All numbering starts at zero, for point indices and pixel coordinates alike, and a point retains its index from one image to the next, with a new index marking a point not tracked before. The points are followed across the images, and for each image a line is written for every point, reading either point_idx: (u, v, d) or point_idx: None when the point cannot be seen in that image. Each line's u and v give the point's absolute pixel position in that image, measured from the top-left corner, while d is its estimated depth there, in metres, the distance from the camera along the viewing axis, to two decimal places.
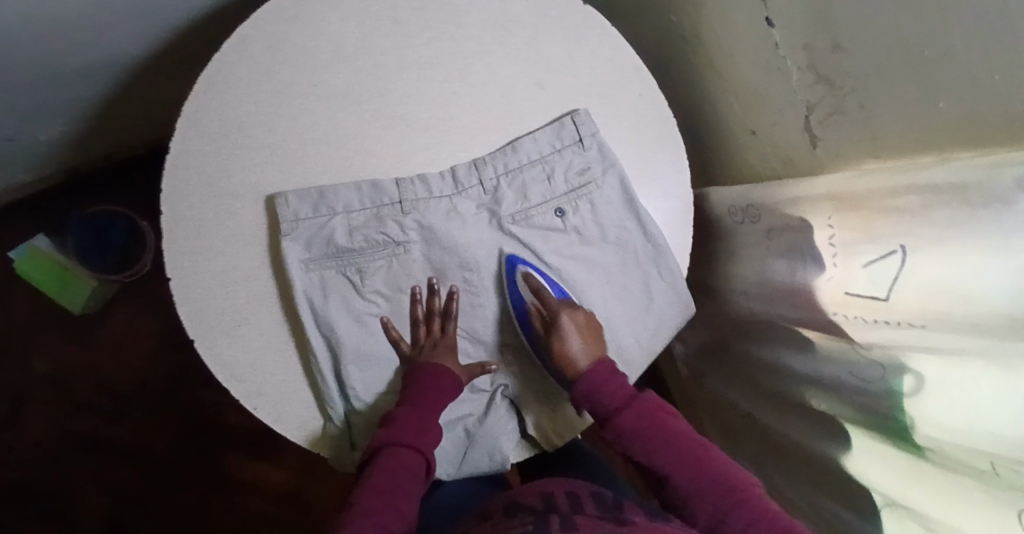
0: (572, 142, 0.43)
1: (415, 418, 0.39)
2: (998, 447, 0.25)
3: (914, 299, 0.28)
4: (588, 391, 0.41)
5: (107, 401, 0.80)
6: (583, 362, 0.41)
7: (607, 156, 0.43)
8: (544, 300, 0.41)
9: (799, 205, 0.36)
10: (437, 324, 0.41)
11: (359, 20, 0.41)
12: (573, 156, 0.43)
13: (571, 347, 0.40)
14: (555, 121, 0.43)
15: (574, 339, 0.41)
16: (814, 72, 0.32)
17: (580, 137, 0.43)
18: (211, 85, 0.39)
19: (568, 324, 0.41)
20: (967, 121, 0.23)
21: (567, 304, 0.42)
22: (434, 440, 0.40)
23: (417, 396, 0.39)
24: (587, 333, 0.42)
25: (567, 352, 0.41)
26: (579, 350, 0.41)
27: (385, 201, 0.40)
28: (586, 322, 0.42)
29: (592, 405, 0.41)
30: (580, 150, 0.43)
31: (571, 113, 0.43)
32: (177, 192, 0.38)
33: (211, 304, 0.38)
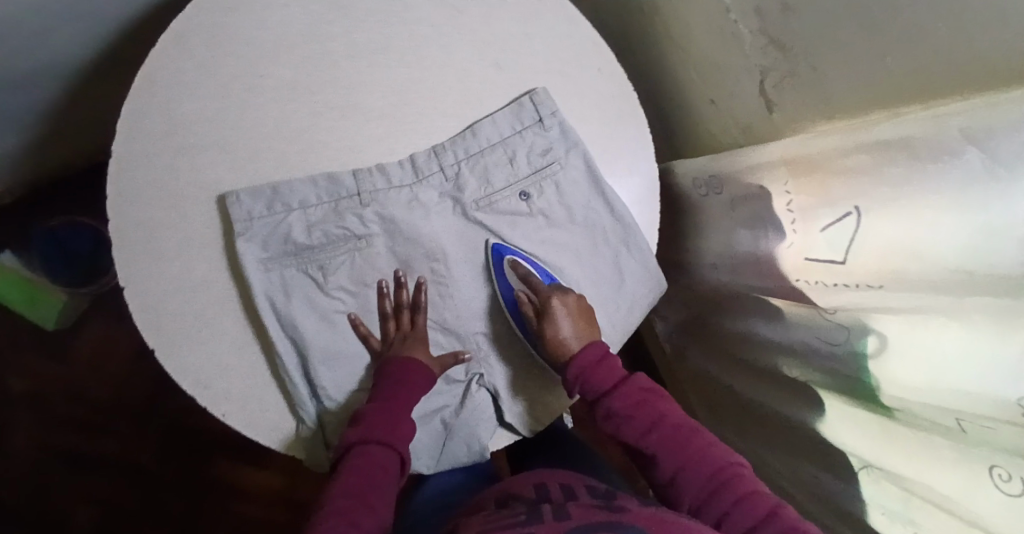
0: (532, 123, 0.42)
1: (383, 413, 0.38)
2: (964, 403, 0.25)
3: (873, 259, 0.28)
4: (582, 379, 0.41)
5: (89, 417, 0.79)
6: (575, 344, 0.41)
7: (569, 135, 0.42)
8: (534, 287, 0.41)
9: (757, 173, 0.35)
10: (406, 316, 0.40)
11: (303, 6, 0.40)
12: (534, 137, 0.42)
13: (562, 330, 0.40)
14: (514, 101, 0.42)
15: (566, 324, 0.41)
16: (766, 35, 0.31)
17: (540, 117, 0.42)
18: (154, 83, 0.38)
19: (559, 308, 0.41)
20: (914, 74, 0.23)
21: (558, 289, 0.41)
22: (407, 434, 0.39)
23: (387, 392, 0.39)
24: (580, 317, 0.42)
25: (555, 333, 0.40)
26: (568, 330, 0.41)
27: (343, 194, 0.39)
28: (580, 308, 0.42)
29: (618, 426, 0.41)
30: (541, 130, 0.42)
31: (529, 92, 0.42)
32: (127, 197, 0.37)
33: (170, 310, 0.37)
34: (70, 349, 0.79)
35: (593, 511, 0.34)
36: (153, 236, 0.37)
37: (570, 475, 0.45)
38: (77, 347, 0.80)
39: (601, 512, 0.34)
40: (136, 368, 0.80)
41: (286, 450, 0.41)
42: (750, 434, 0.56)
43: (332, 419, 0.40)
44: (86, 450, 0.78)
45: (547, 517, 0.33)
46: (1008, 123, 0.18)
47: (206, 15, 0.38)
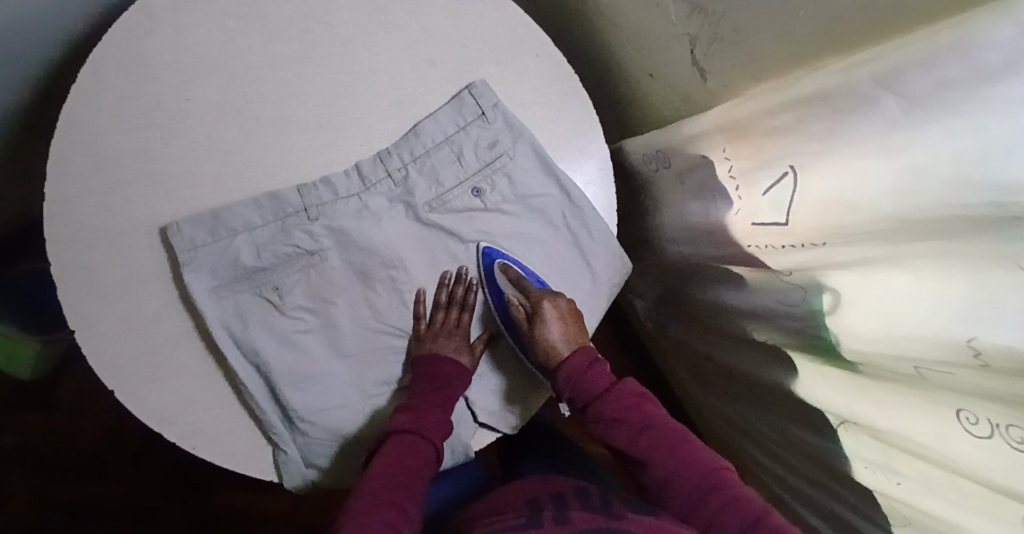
0: (475, 117, 0.41)
1: (425, 406, 0.39)
2: (917, 351, 0.25)
3: (813, 216, 0.28)
4: (568, 376, 0.42)
5: (81, 464, 0.77)
6: (565, 350, 0.42)
7: (513, 125, 0.41)
8: (526, 292, 0.42)
9: (697, 142, 0.35)
10: (454, 313, 0.41)
11: (222, 22, 0.39)
12: (479, 130, 0.41)
13: (552, 335, 0.41)
14: (453, 97, 0.41)
15: (556, 329, 0.41)
16: (688, 2, 0.30)
17: (482, 109, 0.41)
18: (77, 120, 0.37)
19: (550, 312, 0.41)
20: (827, 27, 0.23)
21: (548, 293, 0.42)
22: (442, 430, 0.40)
23: (427, 388, 0.40)
24: (569, 322, 0.42)
25: (547, 339, 0.41)
26: (561, 337, 0.41)
27: (289, 211, 0.38)
28: (569, 311, 0.42)
29: (572, 390, 0.42)
30: (485, 123, 0.41)
31: (468, 86, 0.41)
32: (64, 242, 0.36)
33: (124, 350, 0.36)
34: (52, 402, 0.77)
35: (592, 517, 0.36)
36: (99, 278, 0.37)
37: (564, 484, 0.47)
38: (57, 398, 0.78)
39: (600, 518, 0.36)
40: (122, 410, 0.79)
41: (267, 476, 0.40)
42: (736, 401, 0.56)
43: (310, 440, 0.39)
44: (80, 502, 0.77)
45: (548, 524, 0.36)
46: (916, 64, 0.18)
47: (123, 44, 0.37)
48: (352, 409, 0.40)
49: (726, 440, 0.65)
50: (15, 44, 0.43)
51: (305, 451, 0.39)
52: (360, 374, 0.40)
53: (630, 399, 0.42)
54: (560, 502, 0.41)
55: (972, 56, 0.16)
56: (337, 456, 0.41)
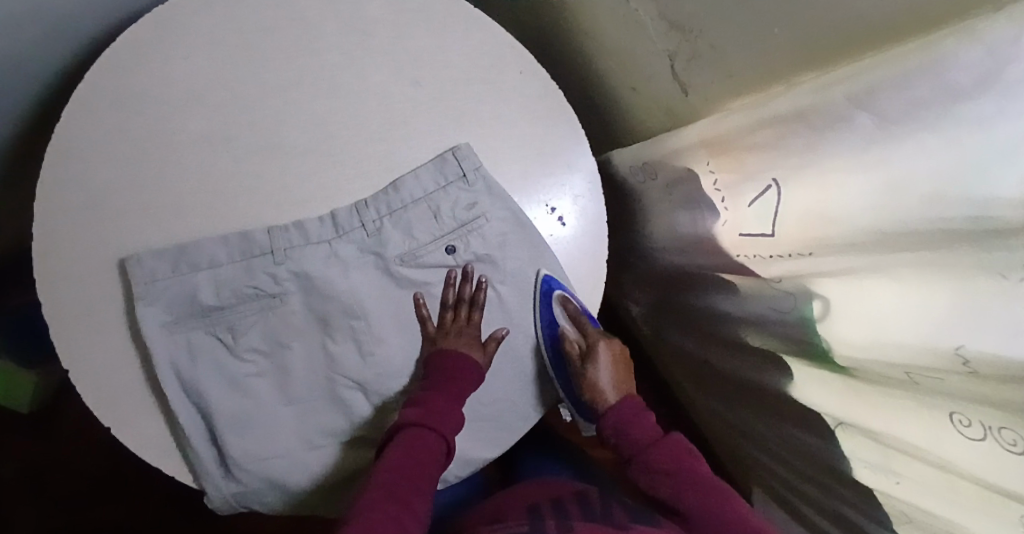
0: (456, 178, 0.41)
1: (437, 401, 0.40)
2: (905, 359, 0.25)
3: (797, 227, 0.28)
4: (617, 422, 0.45)
5: (84, 493, 0.77)
6: (612, 396, 0.47)
7: (494, 189, 0.41)
8: (583, 332, 0.45)
9: (681, 155, 0.35)
10: (464, 311, 0.41)
11: (206, 53, 0.39)
12: (458, 192, 0.41)
13: (599, 376, 0.46)
14: (438, 155, 0.41)
15: (605, 372, 0.47)
16: (665, 19, 0.31)
17: (464, 172, 0.41)
18: (65, 158, 0.37)
19: (602, 356, 0.46)
20: (801, 44, 0.23)
21: (603, 335, 0.47)
22: (455, 424, 0.41)
23: (444, 384, 0.41)
24: (616, 365, 0.48)
25: (596, 379, 0.46)
26: (608, 381, 0.47)
27: (256, 251, 0.38)
28: (620, 356, 0.49)
29: (618, 436, 0.45)
30: (465, 185, 0.41)
31: (453, 148, 0.41)
32: (61, 279, 0.37)
33: (123, 383, 0.38)
34: (52, 433, 0.77)
35: (595, 528, 0.37)
36: (98, 311, 0.38)
37: (564, 489, 0.47)
38: (57, 429, 0.77)
39: (603, 527, 0.37)
40: None
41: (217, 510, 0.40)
42: (737, 404, 0.55)
43: (242, 487, 0.39)
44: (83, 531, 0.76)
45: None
46: (889, 83, 0.18)
47: (107, 81, 0.38)
48: (291, 459, 0.39)
49: (729, 444, 0.64)
50: (2, 83, 0.44)
51: (236, 494, 0.39)
52: (306, 425, 0.39)
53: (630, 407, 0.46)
54: (562, 508, 0.41)
55: (942, 75, 0.16)
56: (278, 500, 0.40)
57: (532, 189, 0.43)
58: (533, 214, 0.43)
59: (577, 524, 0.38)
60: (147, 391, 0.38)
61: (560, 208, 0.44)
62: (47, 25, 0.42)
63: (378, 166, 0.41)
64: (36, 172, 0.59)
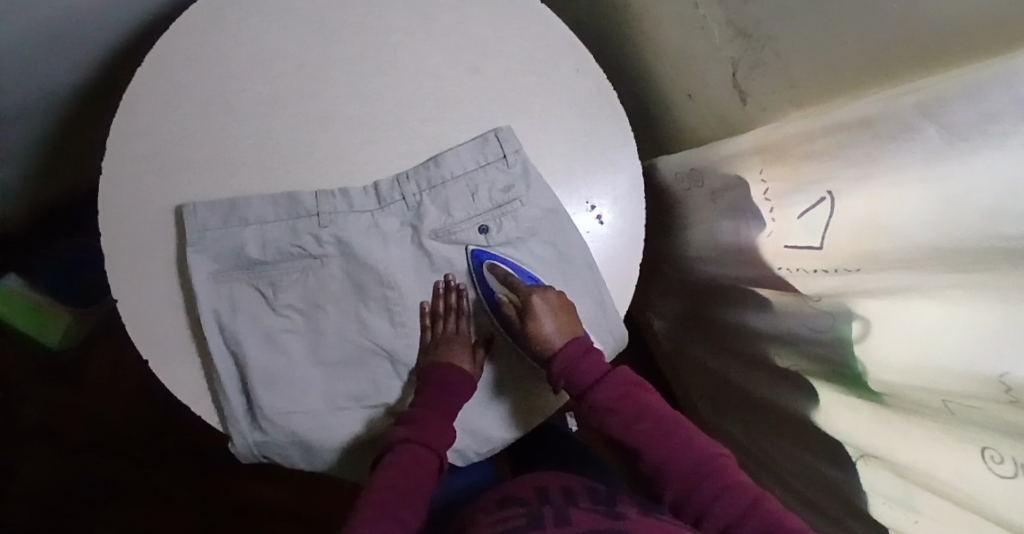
0: (496, 158, 0.42)
1: (433, 419, 0.40)
2: (946, 384, 0.25)
3: (847, 242, 0.28)
4: (566, 366, 0.42)
5: (104, 434, 0.79)
6: (560, 342, 0.42)
7: (531, 173, 0.42)
8: (515, 288, 0.42)
9: (732, 163, 0.36)
10: (452, 321, 0.41)
11: (282, 21, 0.41)
12: (497, 172, 0.42)
13: (545, 328, 0.41)
14: (480, 136, 0.42)
15: (548, 322, 0.41)
16: (732, 27, 0.31)
17: (504, 153, 0.42)
18: (139, 104, 0.39)
19: (540, 307, 0.41)
20: (872, 57, 0.23)
21: (538, 288, 0.42)
22: (447, 438, 0.42)
23: (439, 401, 0.41)
24: (562, 317, 0.42)
25: (542, 335, 0.41)
26: (556, 332, 0.42)
27: (303, 213, 0.40)
28: (562, 305, 0.42)
29: (567, 381, 0.42)
30: (504, 166, 0.42)
31: (495, 129, 0.42)
32: (120, 218, 0.39)
33: (164, 322, 0.39)
34: (78, 373, 0.80)
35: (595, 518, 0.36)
36: (151, 253, 0.39)
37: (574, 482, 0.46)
38: (87, 367, 0.80)
39: (603, 518, 0.36)
40: (148, 385, 0.80)
41: (238, 457, 0.41)
42: (752, 427, 0.55)
43: (265, 438, 0.40)
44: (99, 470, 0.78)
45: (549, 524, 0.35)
46: (960, 96, 0.19)
47: (189, 38, 0.40)
48: (315, 418, 0.40)
49: None
50: (90, 29, 0.46)
51: (259, 445, 0.40)
52: (332, 385, 0.40)
53: (620, 384, 0.43)
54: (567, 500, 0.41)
55: (1014, 90, 0.16)
56: (299, 455, 0.41)
57: (575, 184, 0.44)
58: (573, 209, 0.44)
59: (576, 514, 0.37)
60: (186, 334, 0.40)
61: (600, 207, 0.44)
62: None
63: (429, 145, 0.42)
64: (106, 121, 0.62)
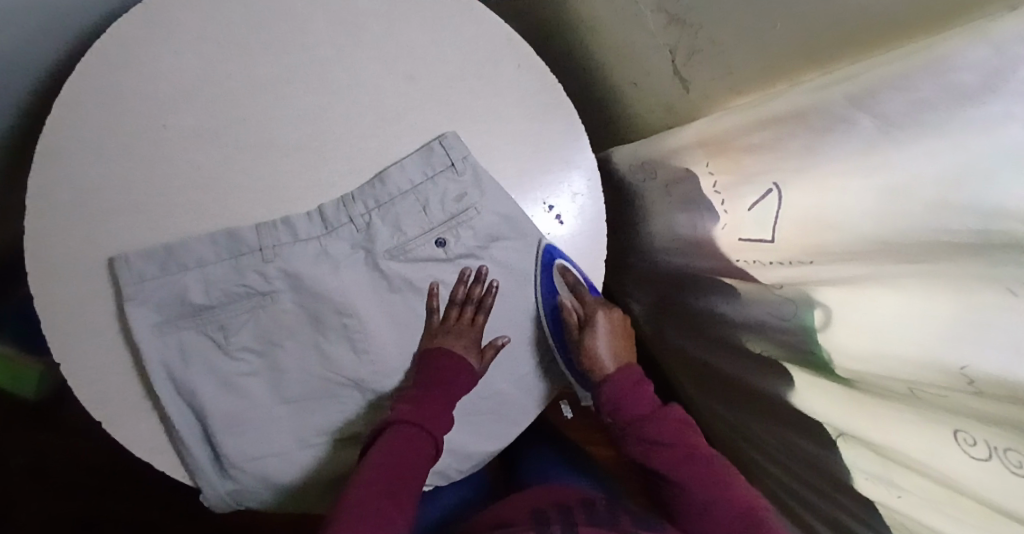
0: (443, 168, 0.40)
1: (427, 399, 0.39)
2: (906, 373, 0.24)
3: (797, 233, 0.27)
4: (612, 393, 0.43)
5: (92, 478, 0.78)
6: (611, 365, 0.44)
7: (483, 180, 0.40)
8: (580, 297, 0.43)
9: (679, 155, 0.34)
10: (469, 311, 0.41)
11: (195, 46, 0.38)
12: (447, 182, 0.40)
13: (600, 345, 0.44)
14: (424, 146, 0.40)
15: (604, 339, 0.44)
16: (665, 13, 0.30)
17: (451, 161, 0.40)
18: (55, 155, 0.37)
19: (602, 322, 0.44)
20: (802, 41, 0.22)
21: (603, 304, 0.45)
22: (444, 426, 0.40)
23: (433, 382, 0.40)
24: (617, 334, 0.45)
25: (594, 349, 0.44)
26: (607, 350, 0.44)
27: (245, 250, 0.38)
28: (620, 327, 0.46)
29: (614, 407, 0.43)
30: (454, 175, 0.40)
31: (439, 138, 0.40)
32: (53, 276, 0.37)
33: (114, 378, 0.38)
34: (57, 421, 0.78)
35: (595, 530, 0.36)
36: (90, 308, 0.37)
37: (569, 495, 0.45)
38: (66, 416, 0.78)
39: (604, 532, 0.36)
40: None
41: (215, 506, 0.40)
42: (736, 407, 0.54)
43: (237, 483, 0.39)
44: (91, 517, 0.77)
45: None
46: (891, 84, 0.17)
47: (98, 76, 0.37)
48: (287, 459, 0.39)
49: (730, 448, 0.63)
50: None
51: (232, 491, 0.39)
52: (299, 424, 0.39)
53: (672, 424, 0.42)
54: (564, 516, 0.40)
55: (946, 76, 0.15)
56: (275, 495, 0.40)
57: (522, 187, 0.42)
58: (530, 211, 0.42)
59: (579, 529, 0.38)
60: (140, 389, 0.38)
61: (558, 206, 0.43)
62: (43, 19, 0.42)
63: (370, 163, 0.40)
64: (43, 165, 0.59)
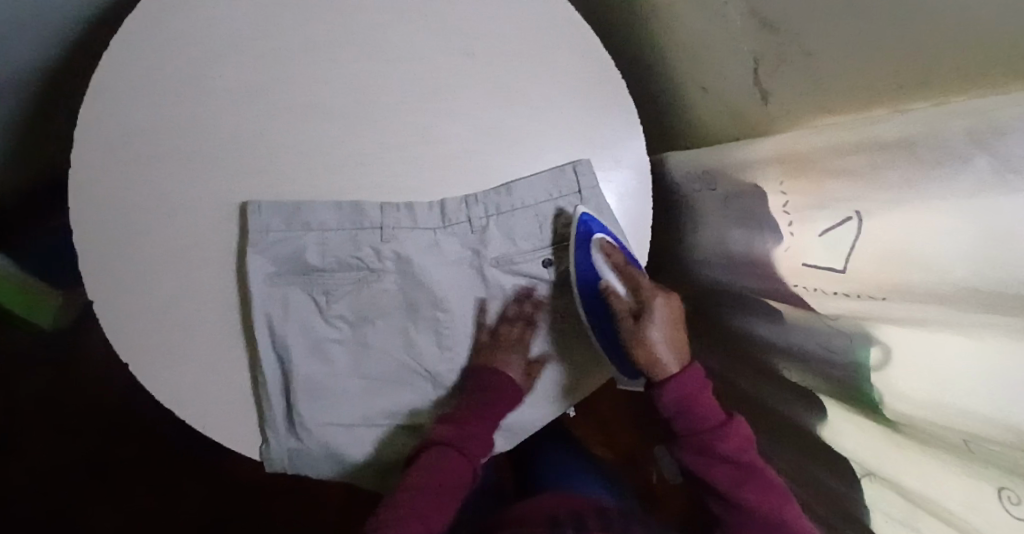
0: (570, 192, 0.40)
1: (469, 421, 0.40)
2: (971, 425, 0.22)
3: (872, 267, 0.25)
4: (679, 397, 0.40)
5: (97, 419, 0.77)
6: (667, 358, 0.41)
7: (605, 211, 0.40)
8: (636, 282, 0.41)
9: (749, 170, 0.33)
10: (520, 327, 0.41)
11: (258, 0, 0.38)
12: (568, 206, 0.40)
13: (655, 336, 0.41)
14: (556, 167, 0.40)
15: (660, 329, 0.41)
16: (756, 17, 0.28)
17: (579, 188, 0.40)
18: (105, 93, 0.36)
19: (659, 309, 0.41)
20: (915, 63, 0.20)
21: (661, 291, 0.42)
22: (482, 451, 0.42)
23: (484, 406, 0.41)
24: (675, 327, 0.42)
25: (648, 339, 0.41)
26: (664, 344, 0.41)
27: (365, 224, 0.38)
28: (677, 318, 0.42)
29: (673, 412, 0.40)
30: (577, 201, 0.40)
31: (573, 161, 0.40)
32: (90, 215, 0.36)
33: (137, 329, 0.36)
34: (72, 358, 0.78)
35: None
36: (120, 255, 0.36)
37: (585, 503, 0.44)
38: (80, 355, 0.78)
39: None
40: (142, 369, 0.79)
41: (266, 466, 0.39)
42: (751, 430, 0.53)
43: (299, 446, 0.38)
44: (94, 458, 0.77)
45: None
46: (1017, 129, 0.15)
47: (157, 18, 0.37)
48: (353, 432, 0.39)
49: None
50: None
51: (291, 454, 0.38)
52: (372, 398, 0.39)
53: (736, 439, 0.40)
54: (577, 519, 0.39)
55: None
56: (330, 464, 0.39)
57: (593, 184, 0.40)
58: None
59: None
60: (164, 342, 0.36)
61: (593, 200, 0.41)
62: None
63: (419, 137, 0.39)
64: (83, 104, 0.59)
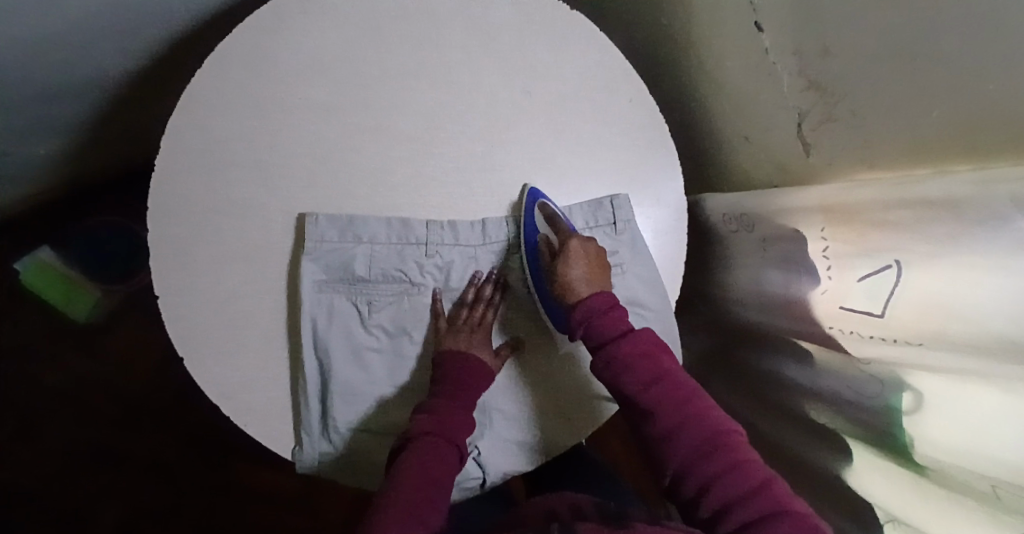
0: (605, 224, 0.42)
1: (448, 405, 0.37)
2: (1000, 472, 0.23)
3: (911, 314, 0.27)
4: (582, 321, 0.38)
5: (117, 410, 0.79)
6: (583, 289, 0.39)
7: (637, 243, 0.42)
8: (557, 228, 0.41)
9: (790, 216, 0.35)
10: (479, 310, 0.40)
11: (342, 31, 0.41)
12: (603, 236, 0.42)
13: (573, 272, 0.39)
14: (595, 200, 0.43)
15: (578, 267, 0.39)
16: (806, 78, 0.31)
17: (614, 220, 0.42)
18: (196, 103, 0.39)
19: (575, 252, 0.40)
20: (960, 131, 0.22)
21: (581, 237, 0.41)
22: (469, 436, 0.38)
23: (456, 388, 0.38)
24: (593, 266, 0.40)
25: (566, 276, 0.39)
26: (583, 275, 0.39)
27: (411, 239, 0.40)
28: (595, 256, 0.40)
29: (586, 331, 0.38)
30: (612, 232, 0.42)
31: (611, 196, 0.43)
32: (167, 212, 0.38)
33: (196, 321, 0.38)
34: (98, 348, 0.79)
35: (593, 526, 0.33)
36: (189, 250, 0.38)
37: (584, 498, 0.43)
38: (106, 345, 0.80)
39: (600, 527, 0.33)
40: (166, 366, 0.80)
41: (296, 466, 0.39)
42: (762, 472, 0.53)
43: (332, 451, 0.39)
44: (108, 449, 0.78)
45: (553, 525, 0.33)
46: None
47: (250, 39, 0.40)
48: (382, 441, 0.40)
49: None
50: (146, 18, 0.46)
51: (323, 456, 0.39)
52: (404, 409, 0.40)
53: (646, 355, 0.37)
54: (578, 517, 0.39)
55: None
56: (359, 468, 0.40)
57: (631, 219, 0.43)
58: None
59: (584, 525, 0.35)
60: (220, 336, 0.38)
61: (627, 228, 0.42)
62: None
63: (474, 163, 0.41)
64: (154, 110, 0.63)
